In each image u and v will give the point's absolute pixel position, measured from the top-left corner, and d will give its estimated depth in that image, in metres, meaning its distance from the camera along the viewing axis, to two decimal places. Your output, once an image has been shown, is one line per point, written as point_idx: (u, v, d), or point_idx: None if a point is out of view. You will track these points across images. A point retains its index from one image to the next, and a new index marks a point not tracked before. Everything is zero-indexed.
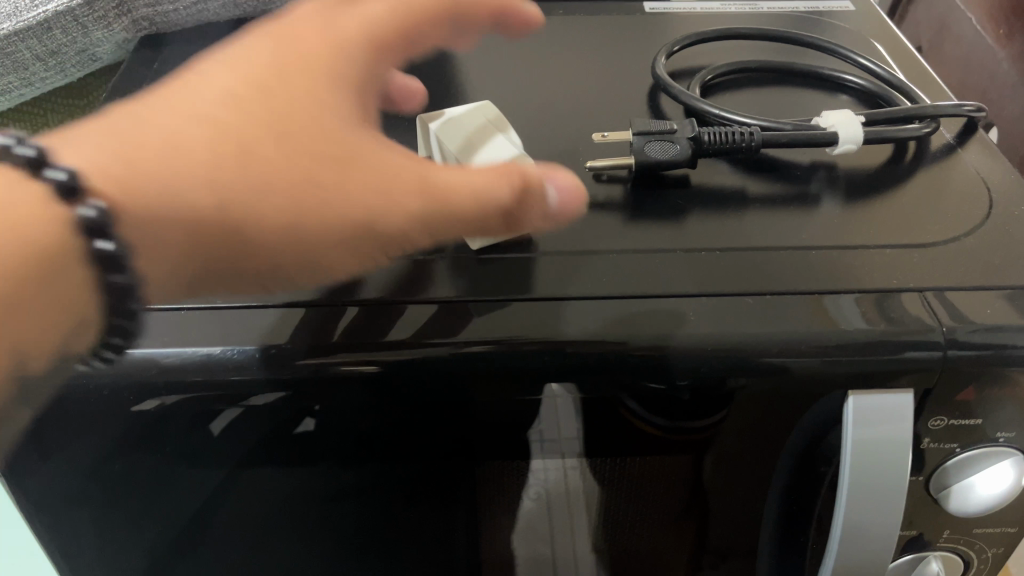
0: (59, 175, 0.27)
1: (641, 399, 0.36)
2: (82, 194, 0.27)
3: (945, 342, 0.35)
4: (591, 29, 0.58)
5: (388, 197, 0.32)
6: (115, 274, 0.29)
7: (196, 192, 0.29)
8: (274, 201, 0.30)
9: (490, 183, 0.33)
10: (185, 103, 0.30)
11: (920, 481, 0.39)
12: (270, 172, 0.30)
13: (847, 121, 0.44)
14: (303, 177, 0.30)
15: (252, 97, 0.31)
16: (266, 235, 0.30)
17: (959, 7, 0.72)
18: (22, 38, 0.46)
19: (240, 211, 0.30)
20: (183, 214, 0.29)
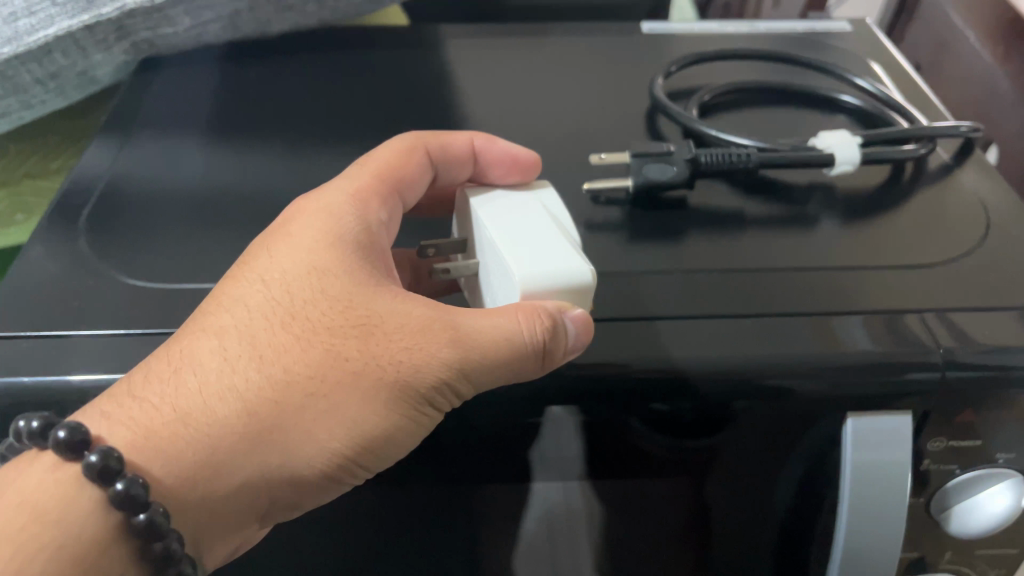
0: (92, 457, 0.30)
1: (641, 423, 0.36)
2: (115, 472, 0.30)
3: (944, 363, 0.35)
4: (589, 51, 0.58)
5: (442, 383, 0.32)
6: (156, 539, 0.30)
7: (282, 437, 0.31)
8: (347, 408, 0.31)
9: (513, 342, 0.32)
10: (236, 356, 0.32)
11: (921, 504, 0.39)
12: (337, 382, 0.31)
13: (844, 142, 0.44)
14: (361, 375, 0.31)
15: (302, 331, 0.32)
16: (357, 445, 0.32)
17: (956, 26, 0.72)
18: (22, 62, 0.46)
19: (324, 440, 0.32)
20: (259, 463, 0.31)
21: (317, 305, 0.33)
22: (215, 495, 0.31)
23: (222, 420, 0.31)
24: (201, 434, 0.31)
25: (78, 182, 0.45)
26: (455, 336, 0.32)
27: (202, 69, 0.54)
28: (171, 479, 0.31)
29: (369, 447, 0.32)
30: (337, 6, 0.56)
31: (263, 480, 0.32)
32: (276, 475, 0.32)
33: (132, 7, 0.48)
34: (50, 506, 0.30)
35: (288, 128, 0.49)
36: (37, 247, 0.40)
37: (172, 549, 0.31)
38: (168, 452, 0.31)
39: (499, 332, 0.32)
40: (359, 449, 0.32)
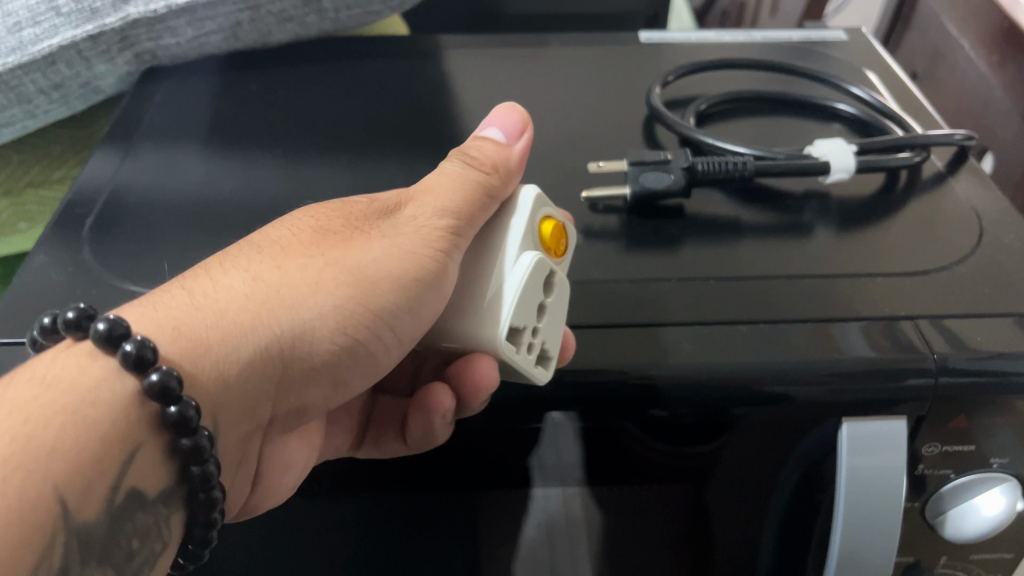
0: (100, 325, 0.27)
1: (639, 427, 0.37)
2: (150, 363, 0.27)
3: (938, 369, 0.36)
4: (587, 61, 0.58)
5: (445, 229, 0.33)
6: (181, 436, 0.28)
7: (294, 294, 0.31)
8: (360, 262, 0.32)
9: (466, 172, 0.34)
10: (250, 250, 0.32)
11: (916, 508, 0.39)
12: (346, 251, 0.32)
13: (838, 151, 0.45)
14: (372, 238, 0.33)
15: (313, 235, 0.33)
16: (373, 291, 0.32)
17: (951, 36, 0.73)
18: (26, 72, 0.47)
19: (332, 302, 0.31)
20: (276, 327, 0.30)
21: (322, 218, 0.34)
22: (235, 373, 0.30)
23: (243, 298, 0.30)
24: (223, 313, 0.30)
25: (82, 191, 0.45)
26: (453, 181, 0.34)
27: (205, 79, 0.55)
28: (192, 352, 0.29)
29: (388, 298, 0.32)
30: (337, 17, 0.56)
31: (281, 351, 0.31)
32: (292, 350, 0.31)
33: (135, 17, 0.49)
34: (78, 400, 0.26)
35: (289, 137, 0.50)
36: (41, 256, 0.41)
37: (200, 448, 0.28)
38: (180, 324, 0.29)
39: (462, 183, 0.34)
40: (379, 300, 0.32)
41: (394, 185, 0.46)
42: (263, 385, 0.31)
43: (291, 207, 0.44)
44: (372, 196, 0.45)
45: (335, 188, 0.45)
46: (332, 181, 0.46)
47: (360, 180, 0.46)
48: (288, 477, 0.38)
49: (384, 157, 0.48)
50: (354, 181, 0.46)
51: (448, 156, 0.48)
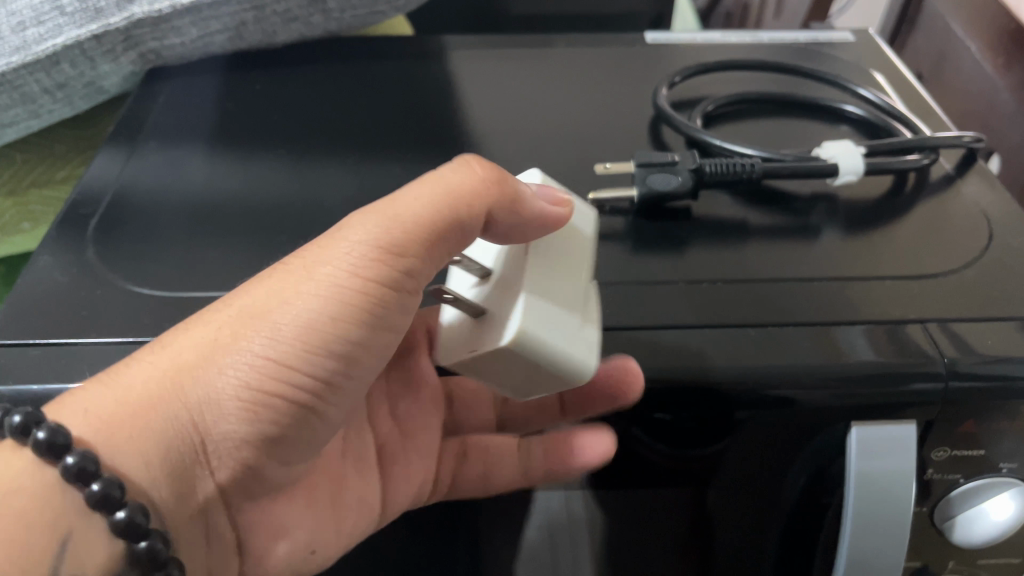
0: (14, 418, 0.29)
1: (646, 432, 0.37)
2: (63, 446, 0.30)
3: (947, 374, 0.35)
4: (593, 61, 0.58)
5: (379, 262, 0.32)
6: (115, 511, 0.30)
7: (202, 364, 0.32)
8: (270, 310, 0.32)
9: (460, 188, 0.33)
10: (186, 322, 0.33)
11: (924, 512, 0.39)
12: (255, 299, 0.32)
13: (847, 152, 0.44)
14: (287, 277, 0.32)
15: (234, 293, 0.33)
16: (283, 350, 0.32)
17: (958, 37, 0.73)
18: (29, 71, 0.47)
19: (242, 365, 0.32)
20: (185, 397, 0.32)
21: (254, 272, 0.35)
22: (151, 446, 0.32)
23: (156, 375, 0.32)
24: (137, 388, 0.32)
25: (85, 191, 0.45)
26: (402, 222, 0.32)
27: (209, 79, 0.55)
28: (103, 431, 0.31)
29: (295, 346, 0.32)
30: (342, 18, 0.56)
31: (194, 417, 0.32)
32: (208, 413, 0.32)
33: (140, 17, 0.49)
34: (4, 494, 0.29)
35: (293, 137, 0.49)
36: (45, 256, 0.41)
37: (134, 521, 0.30)
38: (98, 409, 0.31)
39: (440, 195, 0.32)
40: (289, 350, 0.32)
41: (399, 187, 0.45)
42: (189, 455, 0.33)
43: (296, 208, 0.44)
44: (377, 197, 0.45)
45: (339, 189, 0.45)
46: (336, 182, 0.46)
47: (365, 180, 0.46)
48: (283, 539, 0.39)
49: (389, 157, 0.48)
50: (359, 182, 0.46)
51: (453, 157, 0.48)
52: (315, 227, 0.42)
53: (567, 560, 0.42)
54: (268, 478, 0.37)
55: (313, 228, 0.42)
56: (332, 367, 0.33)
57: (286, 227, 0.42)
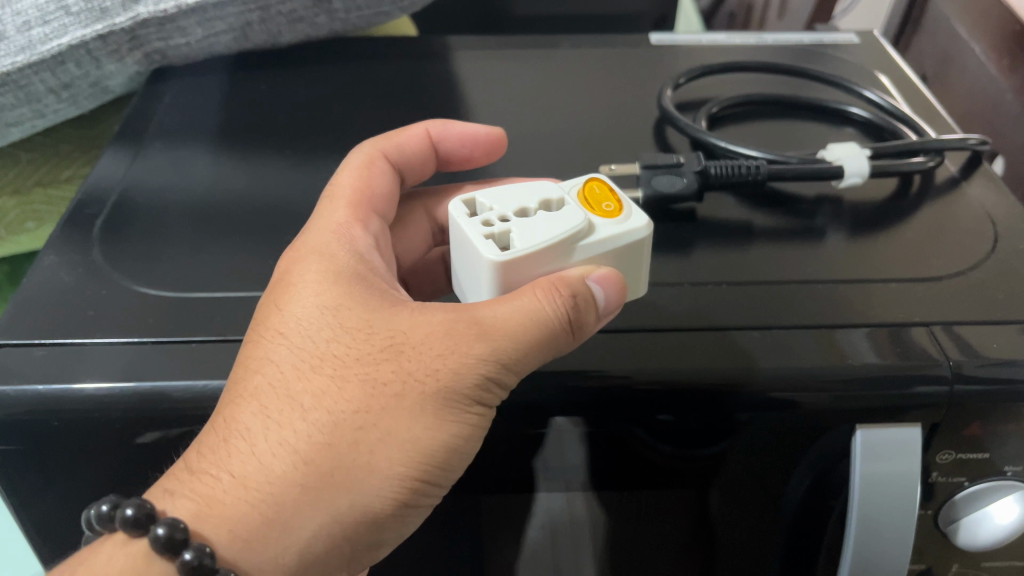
0: (159, 530, 0.30)
1: (646, 432, 0.36)
2: (210, 567, 0.29)
3: (952, 376, 0.35)
4: (599, 63, 0.58)
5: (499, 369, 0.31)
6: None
7: (340, 479, 0.30)
8: (404, 422, 0.30)
9: (551, 316, 0.31)
10: (311, 405, 0.30)
11: (928, 515, 0.39)
12: (389, 410, 0.30)
13: (851, 155, 0.44)
14: (417, 389, 0.30)
15: (350, 372, 0.31)
16: (423, 459, 0.31)
17: (962, 38, 0.72)
18: (35, 71, 0.47)
19: (386, 478, 0.30)
20: (326, 510, 0.30)
21: (360, 337, 0.31)
22: (293, 559, 0.30)
23: (283, 478, 0.30)
24: (265, 494, 0.30)
25: (90, 192, 0.45)
26: (525, 325, 0.31)
27: (215, 80, 0.55)
28: (248, 547, 0.30)
29: (435, 454, 0.31)
30: (347, 18, 0.56)
31: (341, 528, 0.30)
32: (350, 524, 0.31)
33: (145, 17, 0.49)
34: None
35: (298, 137, 0.50)
36: (51, 257, 0.41)
37: (203, 561, 0.29)
38: (233, 522, 0.30)
39: (530, 313, 0.31)
40: (430, 460, 0.31)
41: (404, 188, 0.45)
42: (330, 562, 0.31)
43: (302, 209, 0.44)
44: None
45: None
46: None
47: None
48: None
49: None
50: None
51: None
52: None
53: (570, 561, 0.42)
54: None
55: None
56: (459, 468, 0.33)
57: (290, 228, 0.42)
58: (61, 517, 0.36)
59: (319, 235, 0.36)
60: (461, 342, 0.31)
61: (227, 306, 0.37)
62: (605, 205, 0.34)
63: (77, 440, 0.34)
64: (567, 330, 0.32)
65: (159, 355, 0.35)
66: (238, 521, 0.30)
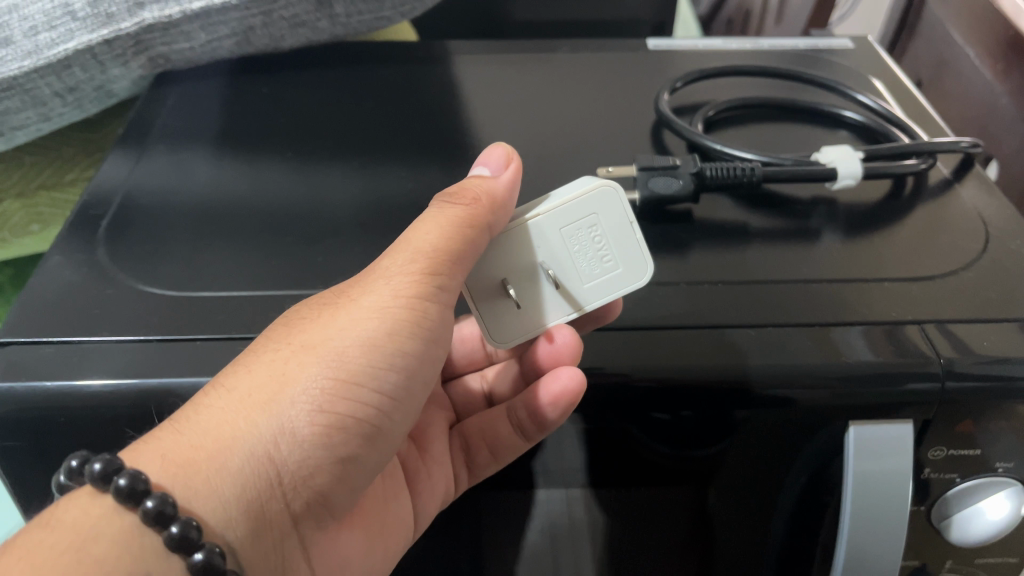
0: (121, 481, 0.29)
1: (642, 431, 0.37)
2: (143, 492, 0.29)
3: (944, 374, 0.36)
4: (597, 68, 0.59)
5: (418, 279, 0.33)
6: (169, 525, 0.29)
7: (267, 391, 0.31)
8: (327, 337, 0.32)
9: (460, 218, 0.34)
10: (248, 347, 0.33)
11: (921, 511, 0.40)
12: (314, 328, 0.32)
13: (844, 157, 0.45)
14: (337, 310, 0.33)
15: (285, 319, 0.33)
16: (347, 362, 0.32)
17: (957, 43, 0.73)
18: (41, 75, 0.47)
19: (313, 386, 0.31)
20: (257, 430, 0.31)
21: (306, 300, 0.34)
22: (228, 484, 0.30)
23: (225, 412, 0.31)
24: (202, 425, 0.31)
25: (95, 194, 0.46)
26: (439, 229, 0.33)
27: (219, 84, 0.56)
28: (180, 472, 0.30)
29: (362, 361, 0.32)
30: (349, 22, 0.56)
31: (273, 443, 0.31)
32: (282, 439, 0.31)
33: (150, 22, 0.49)
34: (87, 543, 0.28)
35: (299, 140, 0.50)
36: (57, 257, 0.41)
37: (164, 508, 0.29)
38: (166, 452, 0.30)
39: (444, 221, 0.34)
40: (358, 367, 0.32)
41: (404, 189, 0.46)
42: (264, 484, 0.31)
43: (304, 210, 0.44)
44: (381, 199, 0.45)
45: (345, 191, 0.46)
46: (343, 186, 0.46)
47: (370, 183, 0.47)
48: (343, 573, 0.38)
49: (395, 161, 0.48)
50: (364, 185, 0.46)
51: (457, 159, 0.49)
52: (322, 229, 0.43)
53: (568, 558, 0.42)
54: (335, 509, 0.35)
55: (320, 231, 0.43)
56: (394, 389, 0.33)
57: (292, 229, 0.43)
58: None
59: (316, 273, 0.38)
60: (379, 268, 0.33)
61: (231, 304, 0.38)
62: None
63: (82, 436, 0.35)
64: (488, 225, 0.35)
65: (163, 353, 0.36)
66: (170, 448, 0.30)
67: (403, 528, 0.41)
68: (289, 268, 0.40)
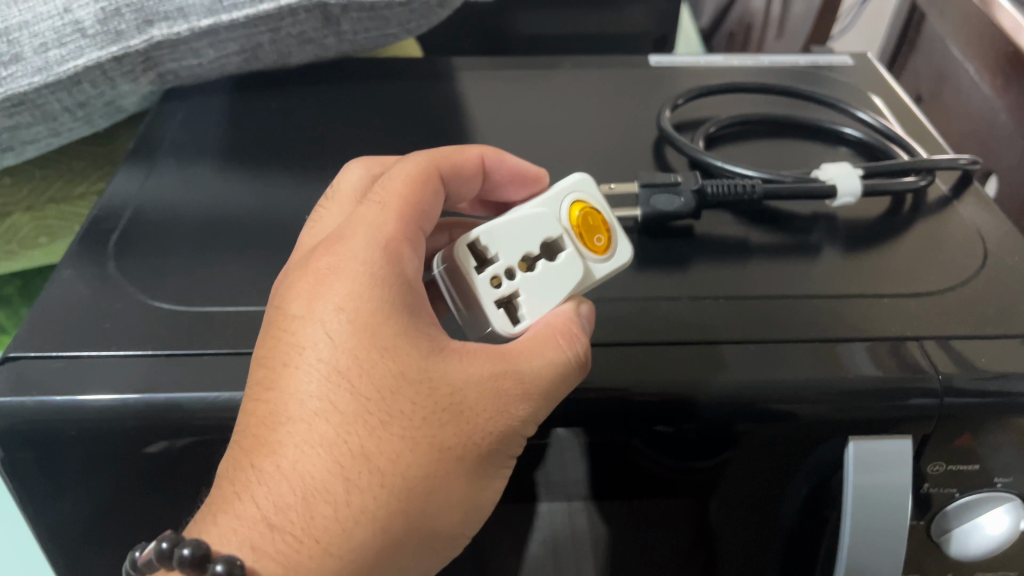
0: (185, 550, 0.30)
1: (643, 444, 0.37)
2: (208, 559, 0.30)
3: (942, 389, 0.36)
4: (600, 84, 0.60)
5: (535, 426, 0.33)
6: None
7: (396, 535, 0.31)
8: (456, 487, 0.31)
9: (573, 368, 0.33)
10: (365, 466, 0.30)
11: (921, 526, 0.40)
12: (446, 476, 0.31)
13: (844, 174, 0.46)
14: (469, 458, 0.31)
15: (410, 437, 0.30)
16: (465, 512, 0.32)
17: (956, 59, 0.74)
18: (52, 90, 0.48)
19: (436, 529, 0.32)
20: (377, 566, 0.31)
21: (422, 393, 0.31)
22: None
23: (346, 538, 0.30)
24: (312, 533, 0.30)
25: (105, 209, 0.46)
26: (563, 385, 0.33)
27: (226, 99, 0.56)
28: None
29: (475, 509, 0.33)
30: (355, 39, 0.57)
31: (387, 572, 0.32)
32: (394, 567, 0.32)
33: (159, 39, 0.50)
34: None
35: (306, 156, 0.51)
36: (67, 271, 0.42)
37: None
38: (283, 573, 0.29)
39: (560, 368, 0.32)
40: (470, 513, 0.33)
41: None
42: None
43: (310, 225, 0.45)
44: None
45: None
46: None
47: None
48: None
49: None
50: None
51: None
52: None
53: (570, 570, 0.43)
54: None
55: None
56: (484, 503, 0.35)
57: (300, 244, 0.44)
58: (73, 527, 0.37)
59: (362, 243, 0.33)
60: (506, 408, 0.32)
61: (238, 319, 0.39)
62: (597, 238, 0.34)
63: (92, 448, 0.35)
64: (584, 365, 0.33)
65: (171, 367, 0.36)
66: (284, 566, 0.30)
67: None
68: None
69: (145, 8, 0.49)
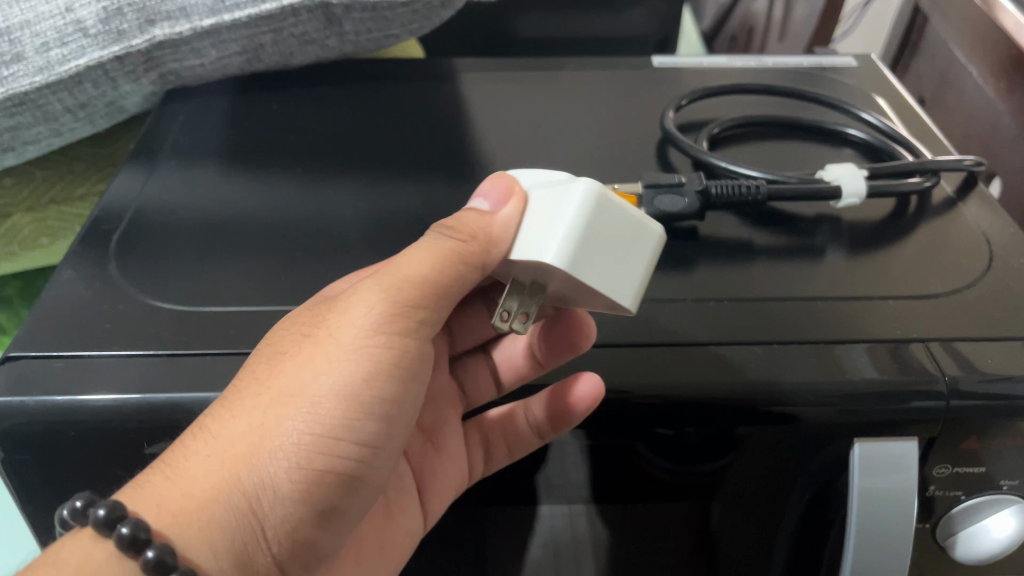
0: (122, 529, 0.29)
1: (648, 448, 0.37)
2: (145, 541, 0.29)
3: (948, 392, 0.36)
4: (604, 86, 0.59)
5: (401, 318, 0.32)
6: (144, 550, 0.29)
7: (247, 446, 0.30)
8: (307, 383, 0.31)
9: (445, 252, 0.32)
10: (226, 394, 0.32)
11: (926, 529, 0.40)
12: (292, 372, 0.31)
13: (850, 175, 0.45)
14: (315, 350, 0.32)
15: (264, 362, 0.32)
16: (326, 414, 0.31)
17: (960, 62, 0.74)
18: (53, 91, 0.48)
19: (295, 436, 0.30)
20: (239, 479, 0.30)
21: (284, 331, 0.33)
22: (218, 535, 0.30)
23: (204, 452, 0.30)
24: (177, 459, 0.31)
25: (106, 209, 0.46)
26: (429, 273, 0.32)
27: (228, 100, 0.56)
28: (173, 523, 0.30)
29: (340, 415, 0.31)
30: (357, 40, 0.57)
31: (255, 493, 0.30)
32: (263, 487, 0.30)
33: (161, 39, 0.50)
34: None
35: (308, 156, 0.51)
36: (68, 272, 0.42)
37: (165, 560, 0.29)
38: (154, 498, 0.30)
39: (432, 256, 0.32)
40: (336, 420, 0.31)
41: (411, 205, 0.47)
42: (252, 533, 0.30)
43: (311, 226, 0.45)
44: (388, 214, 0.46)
45: (353, 207, 0.46)
46: (351, 202, 0.47)
47: (378, 199, 0.47)
48: None
49: (403, 178, 0.49)
50: (371, 201, 0.47)
51: (464, 176, 0.49)
52: (330, 245, 0.43)
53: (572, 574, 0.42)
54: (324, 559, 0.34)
55: (328, 248, 0.43)
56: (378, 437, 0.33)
57: (301, 244, 0.43)
58: None
59: None
60: (356, 303, 0.32)
61: (238, 320, 0.38)
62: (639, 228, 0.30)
63: (92, 449, 0.35)
64: (477, 248, 0.32)
65: (172, 368, 0.36)
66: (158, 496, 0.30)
67: (409, 541, 0.43)
68: (297, 284, 0.40)
69: (147, 8, 0.48)
